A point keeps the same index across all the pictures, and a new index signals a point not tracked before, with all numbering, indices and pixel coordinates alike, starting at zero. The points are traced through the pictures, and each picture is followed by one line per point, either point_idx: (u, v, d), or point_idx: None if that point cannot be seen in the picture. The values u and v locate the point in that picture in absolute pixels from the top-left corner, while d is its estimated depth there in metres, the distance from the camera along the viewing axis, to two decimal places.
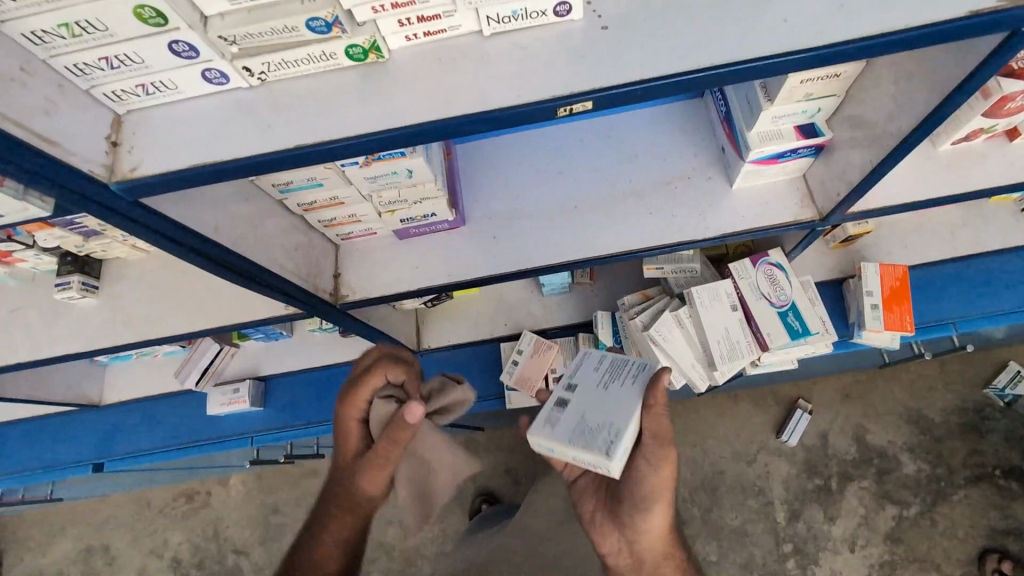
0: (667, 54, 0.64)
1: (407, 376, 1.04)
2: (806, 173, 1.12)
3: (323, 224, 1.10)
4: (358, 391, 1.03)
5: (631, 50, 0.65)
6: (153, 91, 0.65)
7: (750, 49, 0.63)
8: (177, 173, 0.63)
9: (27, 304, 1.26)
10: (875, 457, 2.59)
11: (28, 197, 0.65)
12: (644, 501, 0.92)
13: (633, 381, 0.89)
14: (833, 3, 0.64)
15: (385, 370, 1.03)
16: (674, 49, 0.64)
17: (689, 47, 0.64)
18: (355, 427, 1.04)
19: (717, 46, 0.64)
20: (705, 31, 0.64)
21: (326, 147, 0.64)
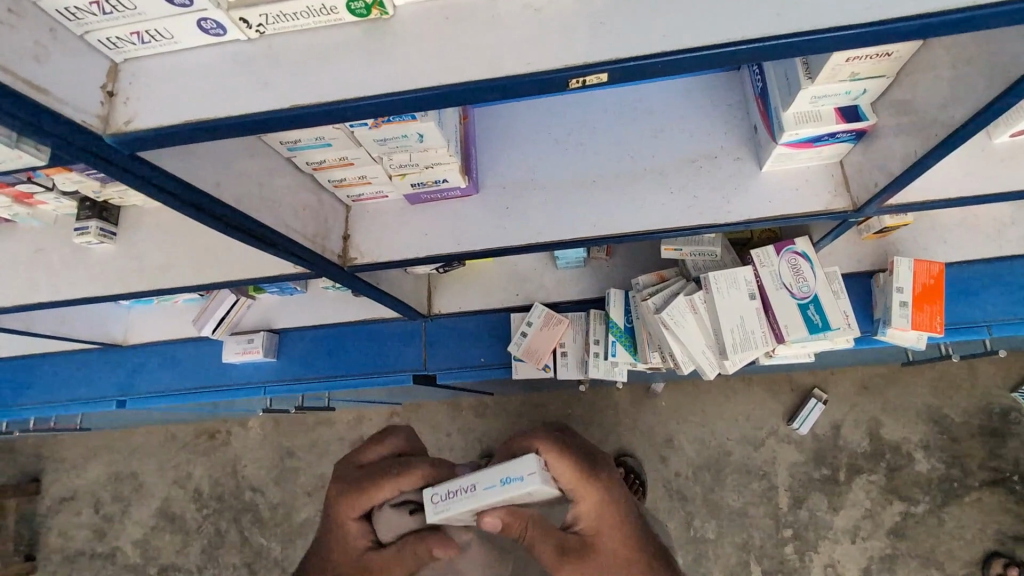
0: (696, 21, 0.58)
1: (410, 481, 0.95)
2: (844, 160, 1.04)
3: (333, 184, 1.08)
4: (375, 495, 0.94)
5: (655, 16, 0.59)
6: (149, 40, 0.62)
7: (792, 21, 0.57)
8: (172, 129, 0.61)
9: (49, 246, 1.29)
10: (887, 452, 2.54)
11: (19, 145, 0.64)
12: (581, 489, 0.96)
13: (451, 498, 0.90)
14: None
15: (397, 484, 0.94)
16: (703, 17, 0.58)
17: (722, 17, 0.58)
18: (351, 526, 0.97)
19: (755, 17, 0.58)
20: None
21: (324, 109, 0.61)
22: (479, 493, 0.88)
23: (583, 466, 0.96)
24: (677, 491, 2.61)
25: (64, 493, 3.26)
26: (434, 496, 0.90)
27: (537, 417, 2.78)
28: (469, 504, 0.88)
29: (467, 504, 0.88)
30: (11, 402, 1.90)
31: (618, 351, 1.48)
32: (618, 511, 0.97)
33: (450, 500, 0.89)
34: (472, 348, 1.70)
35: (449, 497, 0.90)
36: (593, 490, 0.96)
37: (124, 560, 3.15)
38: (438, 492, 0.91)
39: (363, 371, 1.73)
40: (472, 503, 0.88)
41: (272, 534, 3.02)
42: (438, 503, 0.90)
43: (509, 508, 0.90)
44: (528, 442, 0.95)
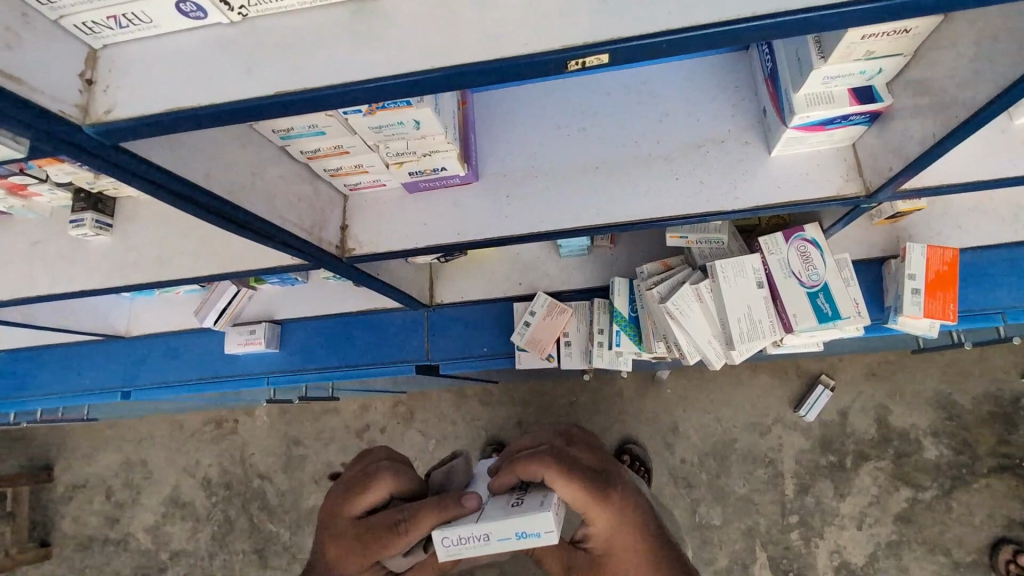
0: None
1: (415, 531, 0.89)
2: (857, 142, 1.00)
3: (330, 173, 1.05)
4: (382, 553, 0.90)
5: None
6: (127, 25, 0.59)
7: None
8: (154, 118, 0.59)
9: (46, 239, 1.27)
10: (894, 438, 2.51)
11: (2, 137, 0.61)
12: (590, 512, 0.92)
13: (461, 543, 0.85)
14: None
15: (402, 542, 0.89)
16: None
17: None
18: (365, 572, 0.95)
19: None
20: None
21: (310, 96, 0.59)
22: (492, 541, 0.85)
23: (590, 494, 0.91)
24: (683, 478, 2.61)
25: (76, 481, 3.30)
26: (443, 539, 0.85)
27: (542, 405, 2.78)
28: (483, 550, 0.85)
29: (481, 548, 0.85)
30: (19, 394, 1.91)
31: (623, 341, 1.46)
32: (627, 531, 0.95)
33: (463, 544, 0.85)
34: (475, 338, 1.68)
35: (460, 543, 0.85)
36: (600, 515, 0.92)
37: (136, 546, 3.20)
38: (450, 535, 0.85)
39: (366, 361, 1.72)
40: (485, 549, 0.85)
41: (281, 520, 3.06)
42: (450, 547, 0.86)
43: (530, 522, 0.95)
44: (533, 471, 0.90)
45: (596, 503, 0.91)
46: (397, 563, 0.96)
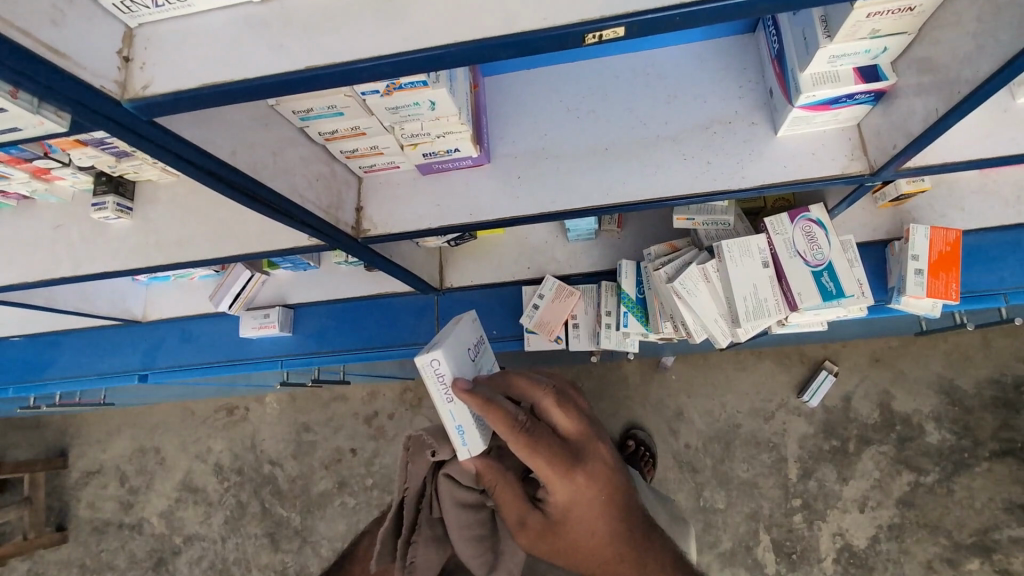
0: None
1: None
2: (862, 122, 1.02)
3: (346, 155, 1.08)
4: None
5: None
6: (162, 4, 0.62)
7: None
8: (189, 93, 0.62)
9: (67, 223, 1.31)
10: (897, 424, 2.55)
11: (42, 111, 0.61)
12: (550, 478, 0.86)
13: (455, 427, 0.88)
14: None
15: None
16: None
17: None
18: None
19: None
20: None
21: (336, 70, 0.61)
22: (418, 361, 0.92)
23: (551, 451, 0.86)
24: (687, 462, 2.64)
25: (91, 467, 3.37)
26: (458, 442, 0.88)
27: None
28: (435, 402, 0.90)
29: (437, 400, 0.91)
30: (38, 377, 1.95)
31: (630, 322, 1.49)
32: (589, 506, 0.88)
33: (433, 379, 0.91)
34: (484, 321, 1.71)
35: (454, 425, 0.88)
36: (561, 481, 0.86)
37: (150, 530, 3.26)
38: (434, 363, 0.90)
39: (377, 344, 1.76)
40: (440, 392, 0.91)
41: (292, 505, 3.11)
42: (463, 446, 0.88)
43: (484, 460, 0.87)
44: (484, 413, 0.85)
45: (557, 469, 0.85)
46: None
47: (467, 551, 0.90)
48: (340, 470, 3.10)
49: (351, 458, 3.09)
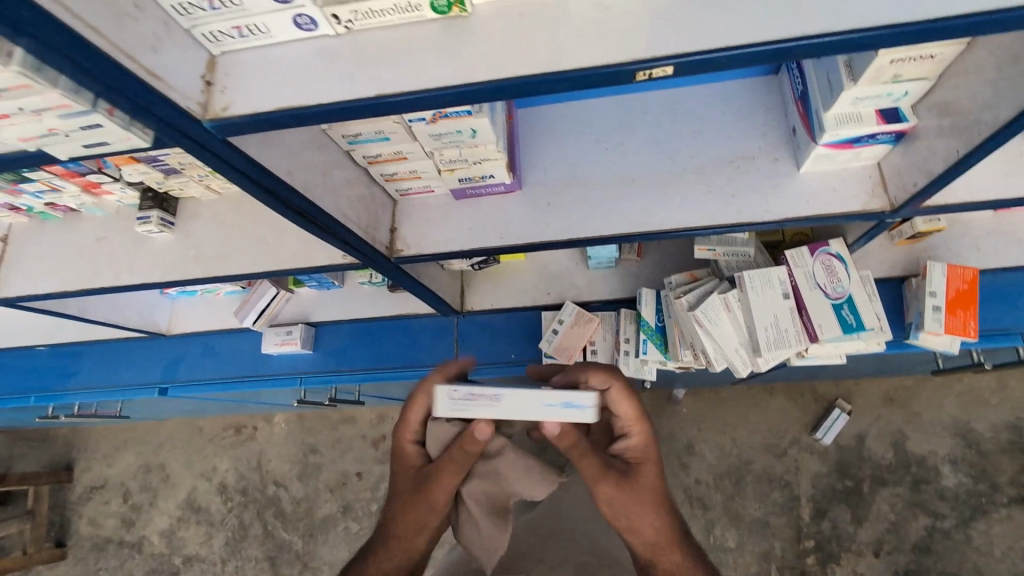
0: (767, 12, 0.60)
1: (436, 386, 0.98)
2: (882, 162, 1.06)
3: (384, 178, 1.14)
4: (413, 406, 0.99)
5: (717, 13, 0.61)
6: (247, 34, 0.68)
7: (854, 16, 0.58)
8: (265, 115, 0.67)
9: (111, 235, 1.36)
10: (912, 465, 2.51)
11: (132, 128, 0.65)
12: (635, 421, 0.98)
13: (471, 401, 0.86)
14: None
15: (423, 393, 0.98)
16: (765, 12, 0.60)
17: (782, 14, 0.60)
18: (407, 448, 1.00)
19: (818, 13, 0.59)
20: None
21: (402, 99, 0.65)
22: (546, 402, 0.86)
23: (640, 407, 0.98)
24: (698, 498, 2.60)
25: (95, 482, 3.36)
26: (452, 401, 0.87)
27: None
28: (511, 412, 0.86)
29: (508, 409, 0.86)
30: (59, 387, 1.97)
31: (649, 350, 1.50)
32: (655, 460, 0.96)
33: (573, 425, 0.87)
34: (503, 345, 1.74)
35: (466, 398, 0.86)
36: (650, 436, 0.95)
37: (150, 550, 3.22)
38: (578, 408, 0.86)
39: (396, 364, 1.78)
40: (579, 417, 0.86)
41: (295, 528, 3.07)
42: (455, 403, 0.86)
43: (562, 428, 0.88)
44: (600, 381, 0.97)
45: (641, 416, 0.98)
46: (431, 437, 0.99)
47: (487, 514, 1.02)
48: (345, 493, 3.07)
49: (356, 482, 3.07)
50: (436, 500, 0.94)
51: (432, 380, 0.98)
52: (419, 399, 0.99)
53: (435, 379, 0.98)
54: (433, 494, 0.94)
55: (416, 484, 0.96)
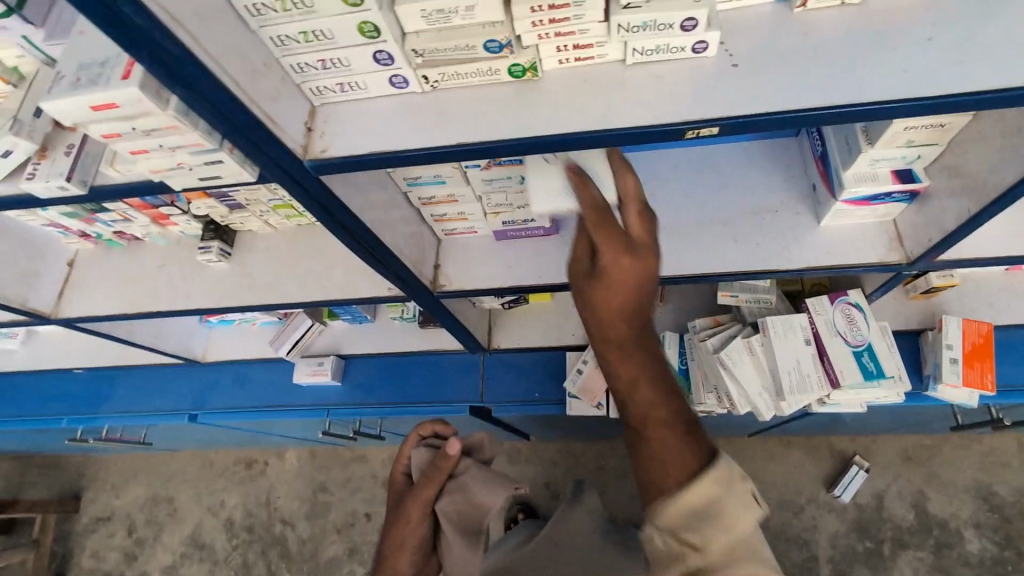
0: (805, 84, 0.68)
1: (428, 427, 1.19)
2: (897, 218, 1.15)
3: (434, 219, 1.23)
4: (403, 447, 1.18)
5: (759, 84, 0.69)
6: (348, 89, 0.78)
7: (879, 90, 0.66)
8: (357, 158, 0.76)
9: (170, 263, 1.46)
10: (934, 528, 2.46)
11: (245, 164, 0.75)
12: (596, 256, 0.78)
13: None
14: (955, 49, 0.66)
15: (418, 429, 1.19)
16: (802, 84, 0.68)
17: (817, 87, 0.68)
18: (399, 478, 1.18)
19: (847, 86, 0.67)
20: (828, 63, 0.69)
21: (477, 147, 0.73)
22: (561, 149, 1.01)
23: (609, 242, 0.76)
24: None
25: (102, 513, 3.33)
26: None
27: (571, 466, 2.87)
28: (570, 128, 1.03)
29: None
30: (91, 411, 2.02)
31: None
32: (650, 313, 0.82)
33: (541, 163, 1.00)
34: (527, 383, 1.79)
35: None
36: (648, 249, 0.77)
37: None
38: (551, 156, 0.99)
39: (422, 399, 1.83)
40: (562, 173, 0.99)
41: (299, 570, 3.01)
42: None
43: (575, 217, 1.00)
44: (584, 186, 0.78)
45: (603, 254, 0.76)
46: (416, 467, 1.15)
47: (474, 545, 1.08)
48: (352, 535, 3.02)
49: (365, 523, 3.02)
50: (417, 521, 1.07)
51: (427, 423, 1.20)
52: (410, 436, 1.18)
53: (426, 424, 1.20)
54: (409, 512, 1.08)
55: (398, 508, 1.11)
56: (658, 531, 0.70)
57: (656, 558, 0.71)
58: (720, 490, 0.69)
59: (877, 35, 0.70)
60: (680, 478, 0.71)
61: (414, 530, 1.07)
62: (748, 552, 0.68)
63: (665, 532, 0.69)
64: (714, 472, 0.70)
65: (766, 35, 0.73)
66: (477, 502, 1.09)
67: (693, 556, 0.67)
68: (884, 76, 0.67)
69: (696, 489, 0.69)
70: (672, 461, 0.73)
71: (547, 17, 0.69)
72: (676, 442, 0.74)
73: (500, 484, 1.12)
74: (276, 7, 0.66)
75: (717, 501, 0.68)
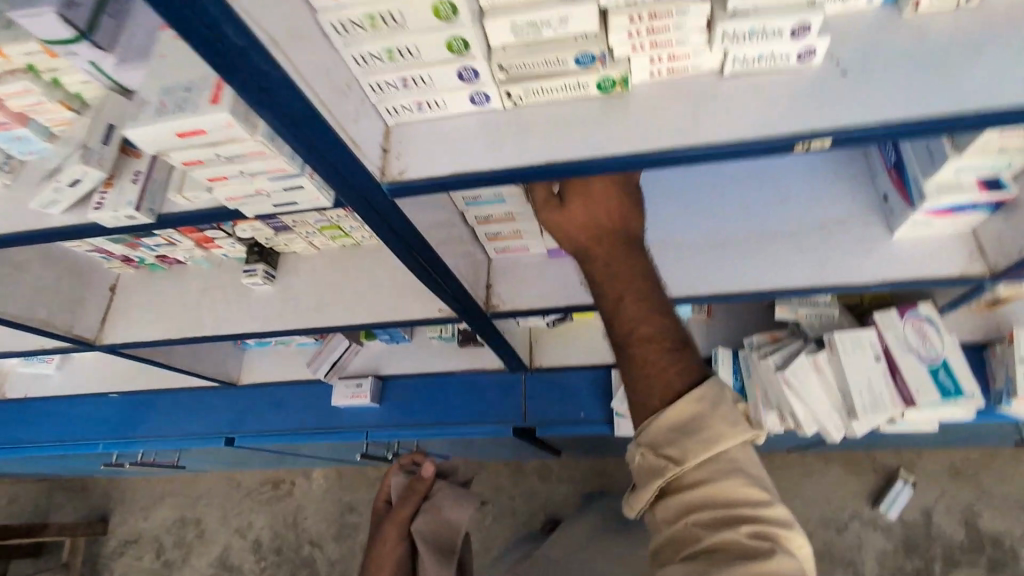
0: (921, 90, 0.64)
1: (407, 457, 1.39)
2: (977, 230, 1.10)
3: (488, 238, 1.19)
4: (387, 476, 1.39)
5: (871, 91, 0.65)
6: (425, 109, 0.75)
7: (1010, 93, 0.61)
8: (438, 180, 0.72)
9: (214, 287, 1.44)
10: (987, 545, 2.36)
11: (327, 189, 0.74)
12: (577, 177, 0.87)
13: None
14: None
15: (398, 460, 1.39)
16: (918, 91, 0.64)
17: (938, 94, 0.63)
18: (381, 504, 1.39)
19: (973, 91, 0.62)
20: (944, 66, 0.64)
21: (568, 165, 0.70)
22: None
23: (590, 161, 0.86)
24: None
25: (130, 535, 3.31)
26: None
27: (602, 482, 2.78)
28: None
29: None
30: (129, 434, 2.01)
31: None
32: (634, 240, 0.87)
33: None
34: (571, 402, 1.74)
35: None
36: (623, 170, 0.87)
37: None
38: None
39: (463, 420, 1.78)
40: None
41: None
42: None
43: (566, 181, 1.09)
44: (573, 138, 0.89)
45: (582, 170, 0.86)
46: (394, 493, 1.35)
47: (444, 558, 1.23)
48: None
49: None
50: (394, 535, 1.26)
51: (407, 453, 1.40)
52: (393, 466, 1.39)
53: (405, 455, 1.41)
54: (385, 530, 1.28)
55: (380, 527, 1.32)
56: (637, 447, 0.74)
57: (638, 473, 0.74)
58: (705, 407, 0.72)
59: (994, 35, 0.65)
60: (664, 397, 0.75)
61: (391, 545, 1.26)
62: (739, 473, 0.69)
63: (647, 449, 0.73)
64: (699, 392, 0.73)
65: (869, 39, 0.69)
66: (443, 519, 1.25)
67: (671, 470, 0.70)
68: (1004, 76, 0.62)
69: (678, 405, 0.73)
70: (659, 379, 0.76)
71: (645, 28, 0.66)
72: (660, 359, 0.77)
73: (464, 500, 1.28)
74: (364, 26, 0.65)
75: (699, 418, 0.72)
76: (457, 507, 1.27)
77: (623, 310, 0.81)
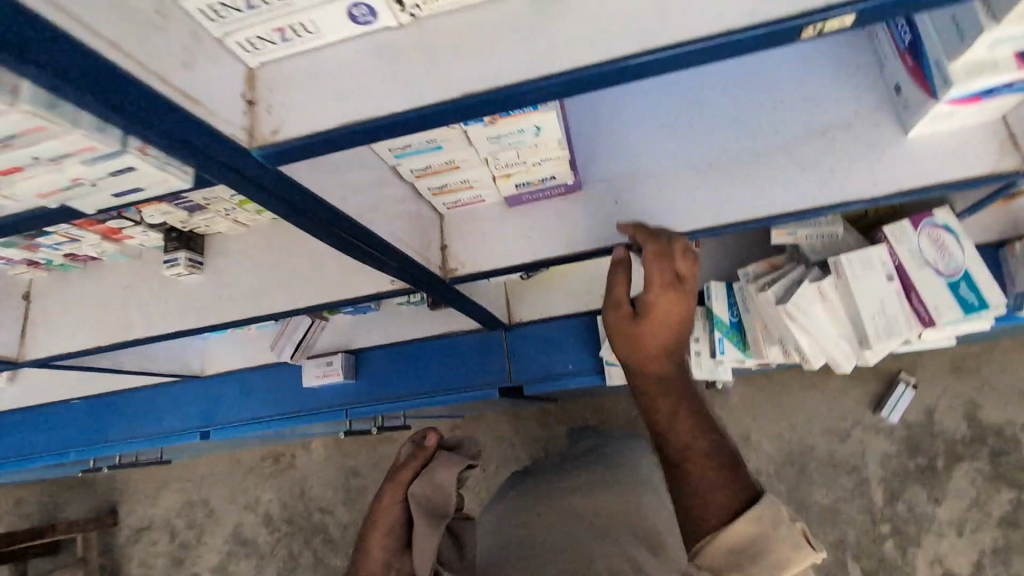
0: None
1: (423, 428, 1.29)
2: (1007, 115, 0.93)
3: (433, 192, 1.01)
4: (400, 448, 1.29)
5: None
6: (290, 37, 0.59)
7: None
8: (327, 134, 0.56)
9: (137, 283, 1.26)
10: (989, 437, 2.33)
11: (168, 166, 0.65)
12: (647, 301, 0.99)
13: None
14: None
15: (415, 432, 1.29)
16: None
17: None
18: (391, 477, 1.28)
19: None
20: None
21: (494, 94, 0.53)
22: None
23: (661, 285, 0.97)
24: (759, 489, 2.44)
25: (141, 523, 3.31)
26: None
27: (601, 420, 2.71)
28: None
29: None
30: (99, 438, 1.90)
31: (726, 349, 1.37)
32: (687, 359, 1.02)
33: None
34: (558, 355, 1.62)
35: None
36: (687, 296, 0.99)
37: None
38: None
39: (446, 386, 1.67)
40: None
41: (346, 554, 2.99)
42: None
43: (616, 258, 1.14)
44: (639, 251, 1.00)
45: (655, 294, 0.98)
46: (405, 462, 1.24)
47: (431, 523, 1.10)
48: None
49: None
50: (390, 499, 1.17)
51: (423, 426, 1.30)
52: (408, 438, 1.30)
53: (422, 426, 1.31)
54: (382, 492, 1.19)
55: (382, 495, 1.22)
56: (698, 567, 0.85)
57: None
58: (762, 528, 0.84)
59: None
60: (722, 516, 0.86)
61: (389, 509, 1.16)
62: None
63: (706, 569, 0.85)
64: (756, 512, 0.85)
65: None
66: (439, 484, 1.13)
67: None
68: None
69: (738, 525, 0.84)
70: (717, 503, 0.88)
71: None
72: (718, 480, 0.90)
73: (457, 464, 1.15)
74: None
75: (759, 539, 0.83)
76: (446, 472, 1.14)
77: (678, 428, 0.97)
